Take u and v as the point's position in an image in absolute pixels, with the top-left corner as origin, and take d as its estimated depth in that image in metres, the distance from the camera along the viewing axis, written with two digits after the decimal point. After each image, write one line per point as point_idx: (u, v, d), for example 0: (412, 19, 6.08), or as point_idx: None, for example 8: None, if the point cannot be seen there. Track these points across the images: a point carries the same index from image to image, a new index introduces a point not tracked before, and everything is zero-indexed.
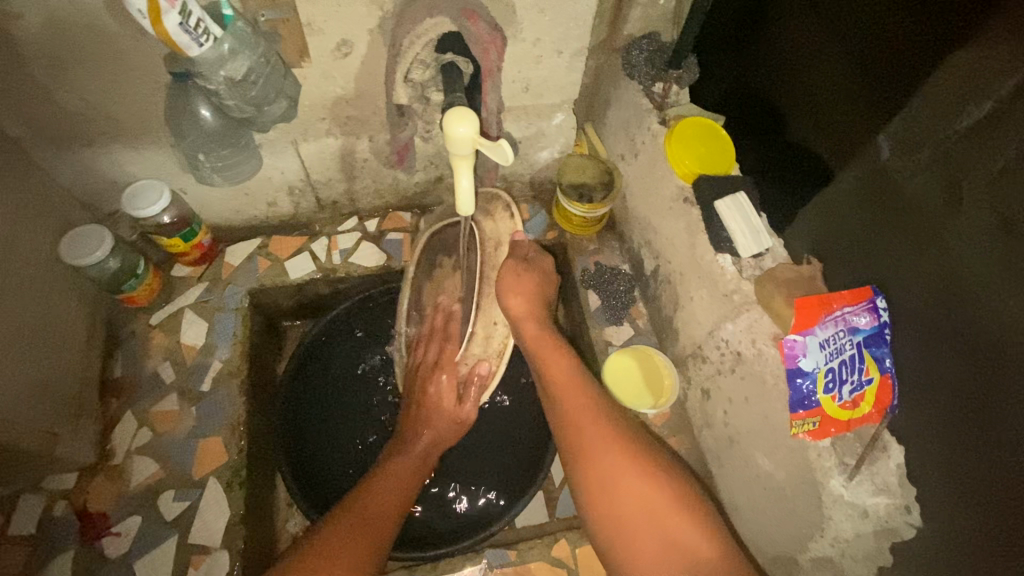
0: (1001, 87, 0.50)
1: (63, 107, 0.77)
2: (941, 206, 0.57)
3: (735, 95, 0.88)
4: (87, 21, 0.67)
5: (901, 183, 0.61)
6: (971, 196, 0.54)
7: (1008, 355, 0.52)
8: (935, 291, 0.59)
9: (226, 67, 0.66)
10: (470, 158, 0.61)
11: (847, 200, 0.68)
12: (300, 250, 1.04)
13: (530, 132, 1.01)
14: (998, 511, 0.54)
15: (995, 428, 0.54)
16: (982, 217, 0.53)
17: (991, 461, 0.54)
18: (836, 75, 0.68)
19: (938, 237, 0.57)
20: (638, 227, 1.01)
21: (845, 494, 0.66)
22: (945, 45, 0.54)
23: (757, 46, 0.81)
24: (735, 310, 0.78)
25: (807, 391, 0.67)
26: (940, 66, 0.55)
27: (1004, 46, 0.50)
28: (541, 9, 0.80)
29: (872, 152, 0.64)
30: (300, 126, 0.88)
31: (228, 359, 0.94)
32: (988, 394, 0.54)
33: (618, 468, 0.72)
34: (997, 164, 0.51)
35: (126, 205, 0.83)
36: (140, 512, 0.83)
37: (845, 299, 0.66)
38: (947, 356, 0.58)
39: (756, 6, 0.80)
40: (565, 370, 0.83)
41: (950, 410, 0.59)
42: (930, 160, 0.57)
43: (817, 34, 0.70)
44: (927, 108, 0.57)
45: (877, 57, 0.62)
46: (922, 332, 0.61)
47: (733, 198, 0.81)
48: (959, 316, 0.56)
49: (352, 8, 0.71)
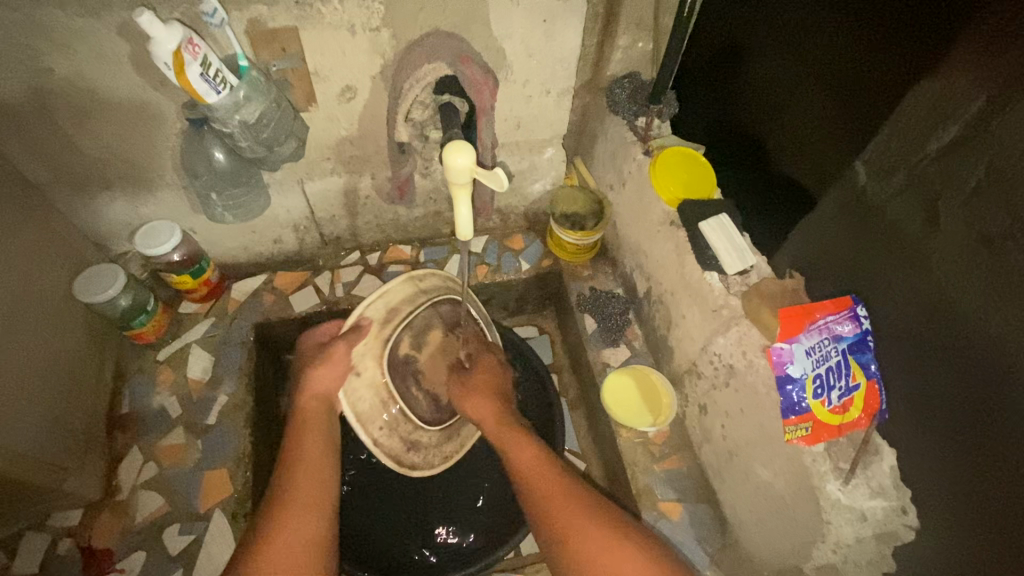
0: (964, 112, 0.55)
1: (86, 154, 0.82)
2: (920, 228, 0.60)
3: (718, 128, 0.94)
4: (113, 74, 0.73)
5: (879, 207, 0.65)
6: (946, 217, 0.57)
7: (995, 365, 0.53)
8: (926, 310, 0.61)
9: (241, 111, 0.71)
10: (467, 186, 0.64)
11: (829, 220, 0.72)
12: (304, 285, 1.08)
13: (523, 165, 1.08)
14: (1001, 518, 0.54)
15: (985, 434, 0.55)
16: (960, 235, 0.56)
17: (986, 464, 0.55)
18: (811, 108, 0.74)
19: (922, 257, 0.60)
20: (630, 252, 1.05)
21: (842, 497, 0.67)
22: (914, 76, 0.59)
23: (736, 83, 0.88)
24: (725, 325, 0.81)
25: (797, 398, 0.70)
26: (909, 95, 0.60)
27: (963, 75, 0.55)
28: (529, 53, 0.87)
29: (850, 179, 0.69)
30: (307, 166, 0.93)
31: (234, 392, 0.96)
32: (981, 408, 0.55)
33: (598, 540, 0.65)
34: (970, 183, 0.55)
35: (139, 244, 0.88)
36: (144, 547, 0.83)
37: (826, 307, 0.70)
38: (939, 373, 0.60)
39: (729, 51, 0.88)
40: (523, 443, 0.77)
41: (945, 426, 0.60)
42: (903, 184, 0.62)
43: (792, 71, 0.77)
44: (900, 133, 0.62)
45: (851, 89, 0.67)
46: (908, 347, 0.63)
47: (716, 219, 0.85)
48: (950, 334, 0.58)
49: (356, 57, 0.78)
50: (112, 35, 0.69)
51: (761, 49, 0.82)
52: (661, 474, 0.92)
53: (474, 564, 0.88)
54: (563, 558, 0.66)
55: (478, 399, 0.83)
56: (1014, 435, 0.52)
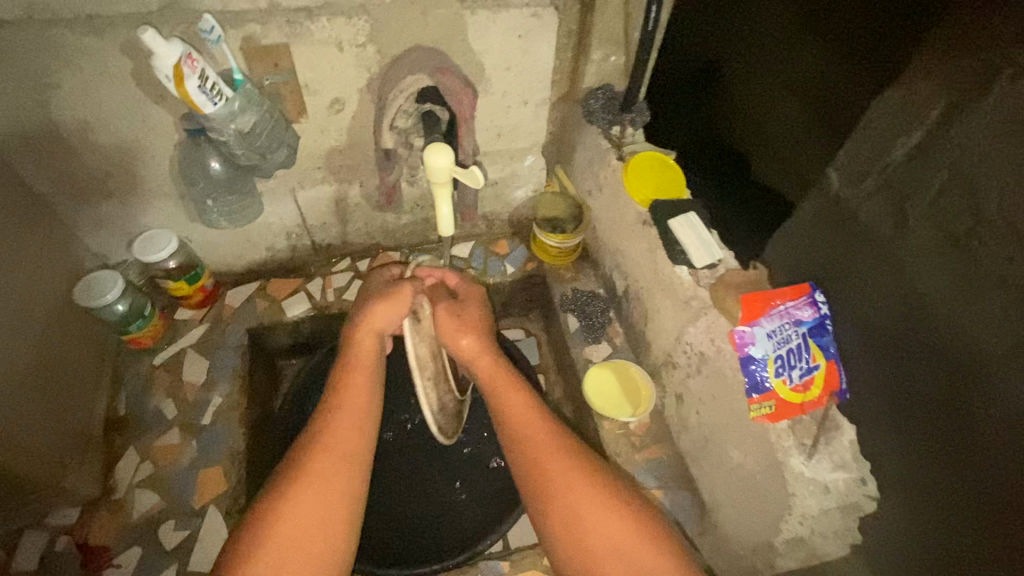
0: (926, 118, 0.59)
1: (88, 165, 0.87)
2: (892, 231, 0.65)
3: (698, 143, 0.99)
4: (116, 89, 0.78)
5: (854, 211, 0.69)
6: (915, 219, 0.62)
7: (963, 356, 0.58)
8: (900, 309, 0.65)
9: (236, 121, 0.76)
10: (447, 184, 0.69)
11: (806, 227, 0.77)
12: (296, 291, 1.12)
13: (505, 173, 1.14)
14: (982, 500, 0.58)
15: (960, 425, 0.59)
16: (930, 235, 0.61)
17: (961, 447, 0.60)
18: (786, 118, 0.78)
19: (896, 257, 0.65)
20: (608, 253, 1.10)
21: (806, 471, 0.71)
22: (878, 86, 0.63)
23: (715, 98, 0.93)
24: (695, 315, 0.85)
25: (761, 377, 0.74)
26: (874, 103, 0.64)
27: (923, 83, 0.59)
28: (507, 66, 0.93)
29: (824, 185, 0.73)
30: (298, 175, 0.98)
31: (228, 394, 0.99)
32: (955, 400, 0.60)
33: (578, 484, 0.72)
34: (935, 184, 0.59)
35: (137, 250, 0.92)
36: (140, 542, 0.85)
37: (787, 294, 0.76)
38: (915, 370, 0.64)
39: (707, 70, 0.93)
40: (514, 392, 0.83)
41: (920, 420, 0.64)
42: (875, 186, 0.66)
43: (767, 84, 0.81)
44: (869, 139, 0.66)
45: (820, 100, 0.72)
46: (885, 343, 0.67)
47: (684, 216, 0.91)
48: (922, 331, 0.62)
49: (344, 71, 0.84)
50: (116, 53, 0.74)
51: (738, 69, 0.87)
52: (641, 464, 0.95)
53: (465, 553, 0.88)
54: (551, 512, 0.72)
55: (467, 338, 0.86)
56: (983, 422, 0.57)
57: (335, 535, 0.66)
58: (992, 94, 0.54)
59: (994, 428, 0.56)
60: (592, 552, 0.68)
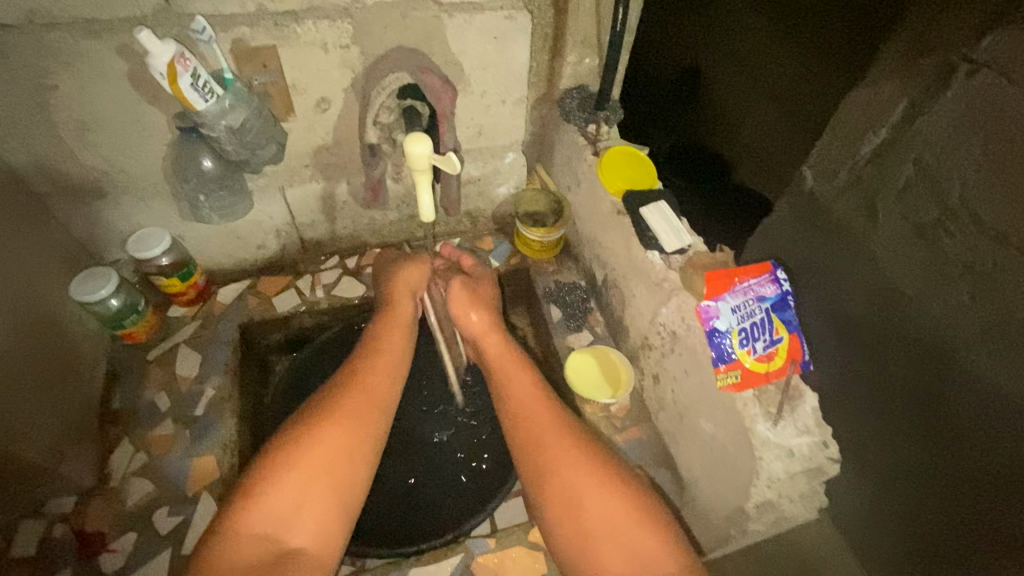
0: (892, 115, 0.65)
1: (83, 164, 0.90)
2: (863, 223, 0.73)
3: (678, 146, 1.04)
4: (110, 89, 0.82)
5: (829, 203, 0.76)
6: (884, 211, 0.70)
7: (938, 341, 0.67)
8: (875, 302, 0.74)
9: (227, 117, 0.80)
10: (427, 172, 0.74)
11: (787, 222, 0.83)
12: (286, 287, 1.15)
13: (487, 170, 1.19)
14: (974, 465, 0.67)
15: (943, 402, 0.68)
16: (898, 226, 0.69)
17: (946, 422, 0.69)
18: (759, 119, 0.83)
19: (867, 249, 0.73)
20: (588, 244, 1.15)
21: (772, 436, 0.74)
22: (844, 87, 0.69)
23: (692, 104, 0.98)
24: (667, 296, 0.90)
25: (726, 348, 0.77)
26: (841, 103, 0.69)
27: (886, 83, 0.64)
28: (484, 66, 0.99)
29: (800, 182, 0.79)
30: (287, 173, 1.02)
31: (221, 385, 1.02)
32: (932, 381, 0.69)
33: (572, 459, 0.76)
34: (902, 178, 0.67)
35: (131, 247, 0.95)
36: (135, 528, 0.87)
37: (750, 272, 0.81)
38: (895, 356, 0.73)
39: (687, 76, 0.98)
40: (518, 367, 0.88)
41: (905, 405, 0.73)
42: (848, 180, 0.73)
43: (741, 88, 0.86)
44: (839, 137, 0.71)
45: (791, 102, 0.77)
46: (865, 335, 0.76)
47: (655, 206, 0.96)
48: (898, 320, 0.71)
49: (329, 72, 0.89)
50: (112, 54, 0.78)
51: (714, 72, 0.91)
52: (622, 444, 0.99)
53: (454, 532, 0.91)
54: (547, 495, 0.75)
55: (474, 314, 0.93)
56: (956, 401, 0.67)
57: (356, 469, 0.72)
58: (950, 89, 0.60)
59: (971, 403, 0.65)
60: (590, 532, 0.71)
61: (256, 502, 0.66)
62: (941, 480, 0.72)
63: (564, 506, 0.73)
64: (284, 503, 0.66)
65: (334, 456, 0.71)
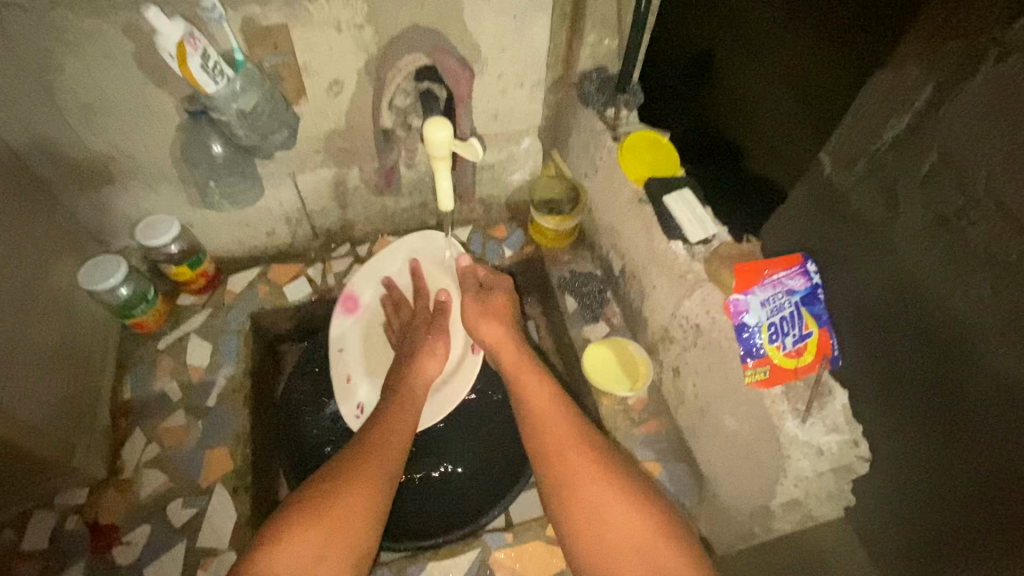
0: (918, 101, 0.61)
1: (90, 149, 0.87)
2: (882, 212, 0.69)
3: (689, 124, 0.99)
4: (115, 71, 0.79)
5: (845, 194, 0.72)
6: (906, 201, 0.66)
7: (958, 330, 0.64)
8: (890, 289, 0.70)
9: (238, 101, 0.77)
10: (448, 159, 0.71)
11: (803, 211, 0.79)
12: (297, 275, 1.13)
13: (502, 156, 1.16)
14: (988, 459, 0.64)
15: (959, 392, 0.65)
16: (920, 216, 0.65)
17: (967, 417, 0.65)
18: (775, 103, 0.78)
19: (884, 238, 0.70)
20: (605, 233, 1.12)
21: (800, 434, 0.72)
22: (866, 71, 0.63)
23: (704, 82, 0.93)
24: (690, 288, 0.87)
25: (755, 343, 0.75)
26: (863, 90, 0.65)
27: (913, 68, 0.60)
28: (502, 48, 0.95)
29: (817, 170, 0.74)
30: (297, 159, 0.99)
31: (232, 376, 1.00)
32: (948, 371, 0.66)
33: (592, 478, 0.76)
34: (925, 166, 0.64)
35: (140, 234, 0.93)
36: (149, 521, 0.86)
37: (778, 265, 0.78)
38: (911, 347, 0.69)
39: (698, 56, 0.92)
40: (539, 386, 0.86)
41: (920, 397, 0.70)
42: (866, 170, 0.69)
43: (756, 70, 0.81)
44: (860, 125, 0.67)
45: (807, 86, 0.72)
46: (877, 325, 0.73)
47: (679, 194, 0.93)
48: (918, 307, 0.67)
49: (343, 53, 0.85)
50: (117, 34, 0.75)
51: (726, 51, 0.87)
52: (640, 437, 0.97)
53: (470, 526, 0.91)
54: (569, 510, 0.75)
55: (493, 325, 0.92)
56: (973, 395, 0.64)
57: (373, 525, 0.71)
58: (981, 73, 0.56)
59: (995, 392, 0.61)
60: (608, 546, 0.72)
61: (279, 554, 0.64)
62: (953, 479, 0.70)
63: (585, 524, 0.74)
64: (305, 559, 0.65)
65: (356, 513, 0.70)
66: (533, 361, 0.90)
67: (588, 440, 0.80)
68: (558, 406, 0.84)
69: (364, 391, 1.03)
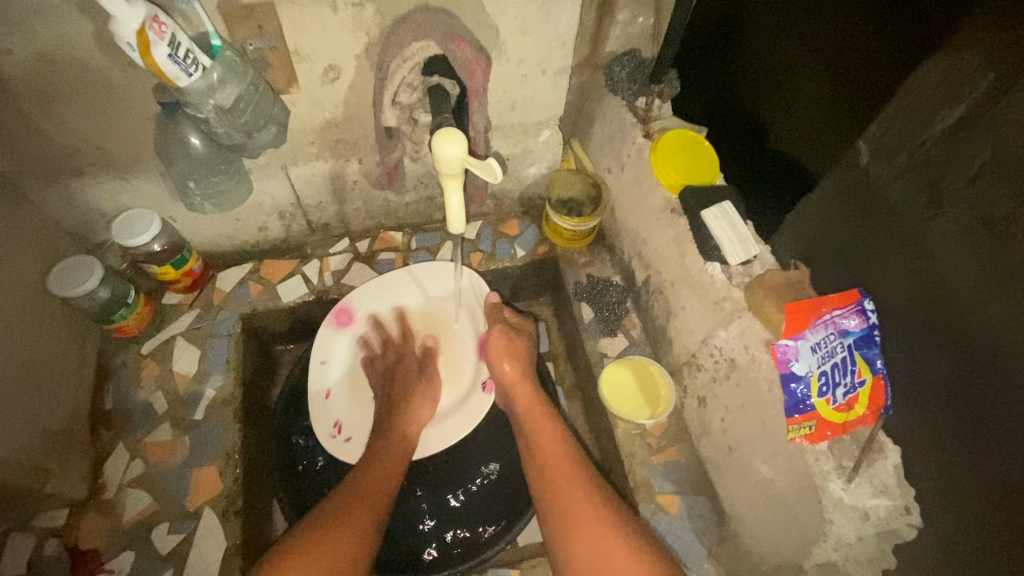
0: (975, 88, 0.51)
1: (55, 141, 0.77)
2: (921, 212, 0.57)
3: (715, 107, 0.88)
4: (76, 57, 0.68)
5: (881, 190, 0.61)
6: (950, 200, 0.54)
7: (995, 349, 0.52)
8: (919, 296, 0.59)
9: (216, 95, 0.67)
10: (458, 176, 0.62)
11: (830, 205, 0.68)
12: (291, 273, 1.04)
13: (517, 149, 1.04)
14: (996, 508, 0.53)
15: (976, 423, 0.54)
16: (965, 219, 0.53)
17: (989, 460, 0.53)
18: (811, 85, 0.68)
19: (922, 243, 0.57)
20: (628, 239, 1.01)
21: (845, 497, 0.65)
22: (920, 50, 0.53)
23: (735, 55, 0.81)
24: (727, 318, 0.79)
25: (801, 395, 0.68)
26: (915, 69, 0.54)
27: (973, 48, 0.49)
28: (524, 30, 0.82)
29: (850, 161, 0.64)
30: (289, 151, 0.88)
31: (221, 387, 0.93)
32: (974, 396, 0.54)
33: (589, 526, 0.71)
34: (975, 165, 0.52)
35: (116, 232, 0.83)
36: (133, 547, 0.81)
37: (832, 302, 0.67)
38: (941, 363, 0.57)
39: (727, 24, 0.81)
40: (552, 426, 0.84)
41: (937, 413, 0.59)
42: (907, 165, 0.57)
43: (792, 46, 0.70)
44: (906, 112, 0.56)
45: (849, 66, 0.62)
46: (908, 333, 0.61)
47: (719, 207, 0.81)
48: (945, 315, 0.56)
49: (338, 35, 0.73)
50: (73, 13, 0.64)
51: (760, 19, 0.75)
52: (657, 467, 0.90)
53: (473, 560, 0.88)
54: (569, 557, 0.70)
55: (505, 362, 0.91)
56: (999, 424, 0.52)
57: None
58: None
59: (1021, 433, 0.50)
60: None
61: None
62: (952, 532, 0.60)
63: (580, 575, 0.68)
64: None
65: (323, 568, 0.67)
66: (547, 403, 0.88)
67: (598, 487, 0.76)
68: (567, 454, 0.80)
69: (340, 407, 0.96)
